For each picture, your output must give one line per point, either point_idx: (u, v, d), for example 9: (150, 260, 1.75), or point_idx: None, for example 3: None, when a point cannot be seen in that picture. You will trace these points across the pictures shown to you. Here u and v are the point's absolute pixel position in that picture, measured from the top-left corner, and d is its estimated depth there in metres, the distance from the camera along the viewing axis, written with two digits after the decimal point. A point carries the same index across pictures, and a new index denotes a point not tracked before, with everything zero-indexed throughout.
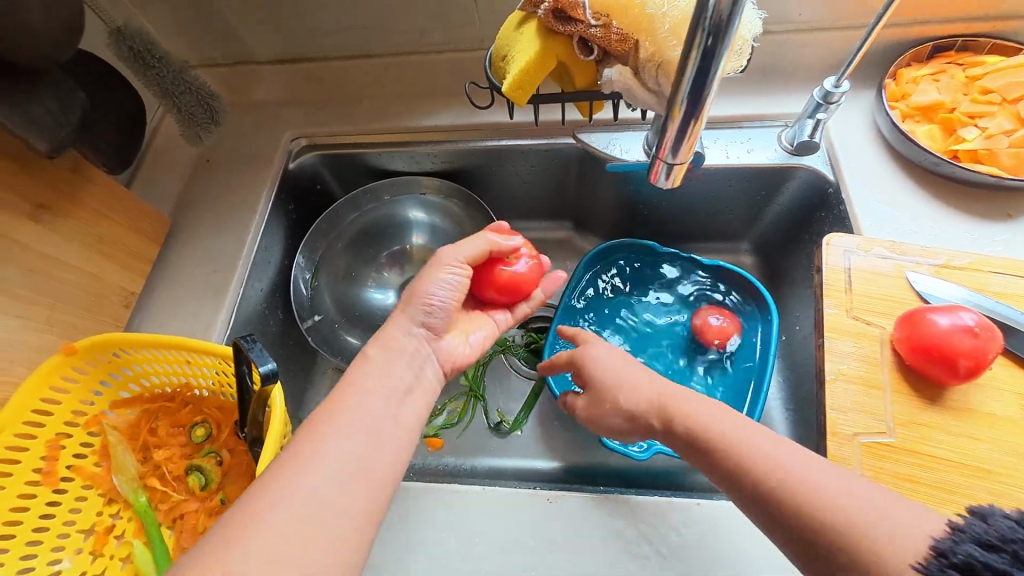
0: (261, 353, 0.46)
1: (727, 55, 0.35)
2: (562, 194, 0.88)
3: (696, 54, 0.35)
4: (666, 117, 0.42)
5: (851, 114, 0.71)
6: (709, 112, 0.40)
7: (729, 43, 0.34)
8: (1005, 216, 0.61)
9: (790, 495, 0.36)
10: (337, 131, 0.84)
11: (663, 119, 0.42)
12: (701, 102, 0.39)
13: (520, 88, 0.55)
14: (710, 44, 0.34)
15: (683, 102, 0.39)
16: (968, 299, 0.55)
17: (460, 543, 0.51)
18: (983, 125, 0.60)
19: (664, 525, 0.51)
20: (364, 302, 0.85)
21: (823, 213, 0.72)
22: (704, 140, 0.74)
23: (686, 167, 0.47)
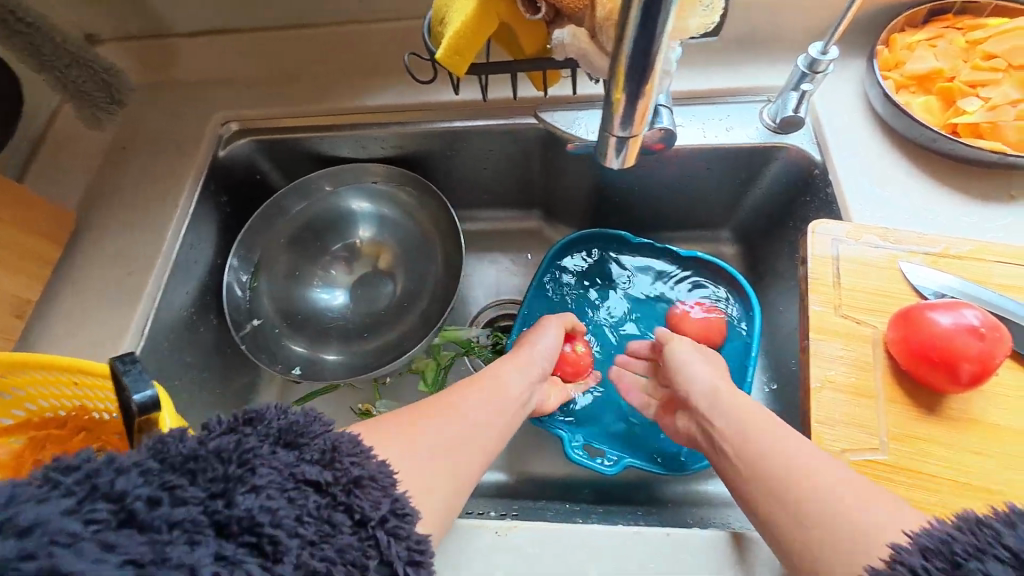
0: (139, 376, 0.40)
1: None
2: (526, 180, 0.80)
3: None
4: (610, 82, 0.34)
5: (839, 86, 0.64)
6: (661, 73, 0.33)
7: None
8: (1007, 198, 0.55)
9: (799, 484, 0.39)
10: (271, 112, 0.75)
11: (606, 85, 0.35)
12: (651, 60, 0.31)
13: (457, 53, 0.47)
14: None
15: (629, 61, 0.31)
16: (969, 291, 0.48)
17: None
18: (985, 95, 0.54)
19: (628, 560, 0.44)
20: (309, 304, 0.77)
21: (809, 197, 0.65)
22: (678, 118, 0.67)
23: (640, 142, 0.40)
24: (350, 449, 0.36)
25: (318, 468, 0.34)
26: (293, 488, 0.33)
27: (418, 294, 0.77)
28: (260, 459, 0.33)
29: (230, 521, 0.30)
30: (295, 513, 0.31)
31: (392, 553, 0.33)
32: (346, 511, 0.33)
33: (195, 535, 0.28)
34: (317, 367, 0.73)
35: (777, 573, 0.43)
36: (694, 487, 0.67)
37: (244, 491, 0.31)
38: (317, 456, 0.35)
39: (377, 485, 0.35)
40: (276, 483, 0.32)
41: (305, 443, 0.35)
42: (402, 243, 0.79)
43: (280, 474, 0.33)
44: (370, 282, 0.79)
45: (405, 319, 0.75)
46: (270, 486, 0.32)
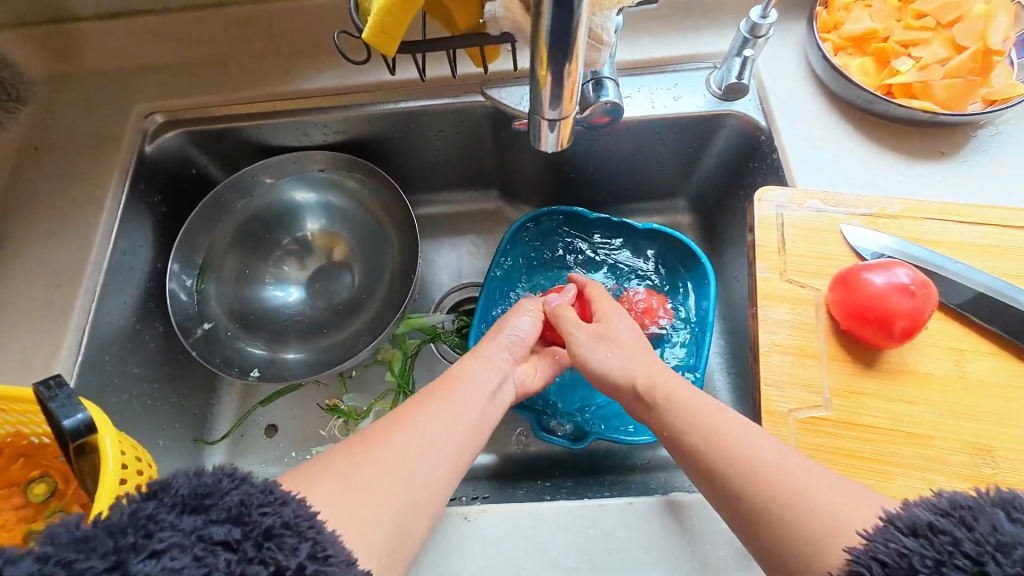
0: (68, 402, 0.38)
1: None
2: (480, 160, 0.78)
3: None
4: (534, 61, 0.33)
5: (782, 49, 0.64)
6: (584, 50, 0.32)
7: None
8: (939, 155, 0.57)
9: (738, 462, 0.39)
10: (199, 101, 0.70)
11: (530, 64, 0.33)
12: (571, 37, 0.30)
13: (384, 32, 0.44)
14: None
15: (549, 40, 0.30)
16: (899, 248, 0.51)
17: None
18: (917, 55, 0.55)
19: (594, 531, 0.46)
20: (262, 303, 0.74)
21: (756, 163, 0.65)
22: (626, 89, 0.66)
23: (573, 123, 0.39)
24: (263, 500, 0.33)
25: (228, 525, 0.31)
26: (200, 548, 0.29)
27: (377, 284, 0.75)
28: (162, 525, 0.30)
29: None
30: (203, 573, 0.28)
31: None
32: (261, 564, 0.30)
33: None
34: (276, 367, 0.71)
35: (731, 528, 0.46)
36: (661, 452, 0.69)
37: (139, 559, 0.28)
38: (225, 514, 0.31)
39: (299, 529, 0.32)
40: (179, 545, 0.29)
41: (210, 502, 0.31)
42: (356, 233, 0.77)
43: (184, 536, 0.29)
44: (326, 275, 0.76)
45: (364, 311, 0.74)
46: (173, 548, 0.29)
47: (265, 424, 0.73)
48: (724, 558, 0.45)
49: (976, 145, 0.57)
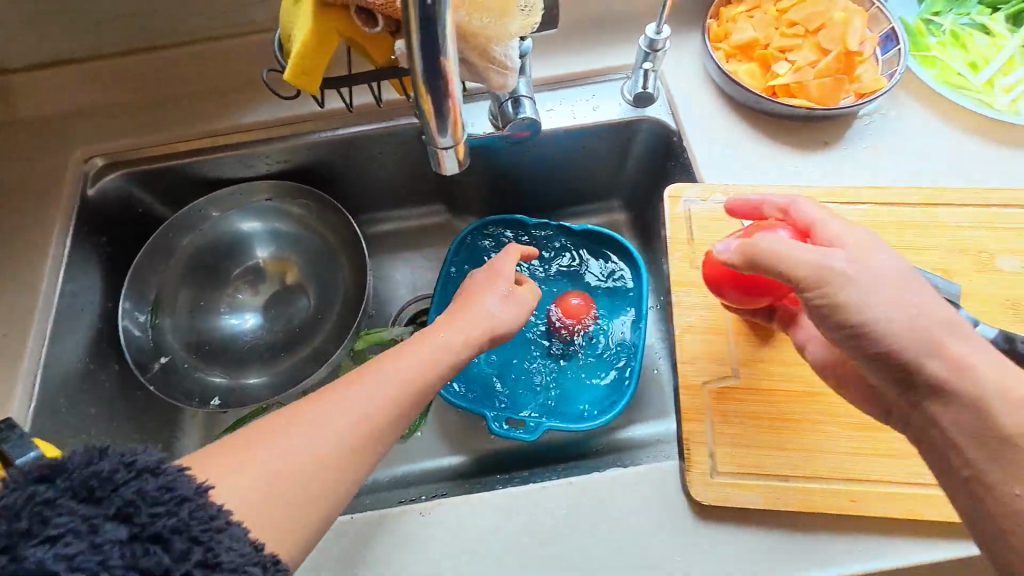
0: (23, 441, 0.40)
1: (450, 11, 0.31)
2: (422, 177, 0.82)
3: (415, 16, 0.30)
4: (416, 95, 0.36)
5: (684, 58, 0.70)
6: (458, 79, 0.35)
7: None
8: (823, 144, 0.64)
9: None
10: (137, 143, 0.72)
11: (414, 99, 0.36)
12: (443, 71, 0.33)
13: (305, 73, 0.47)
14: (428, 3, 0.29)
15: (425, 76, 0.33)
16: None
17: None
18: (792, 59, 0.62)
19: (540, 511, 0.50)
20: (218, 333, 0.76)
21: (672, 162, 0.71)
22: (548, 103, 0.72)
23: (466, 146, 0.42)
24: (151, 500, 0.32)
25: (114, 524, 0.31)
26: (94, 535, 0.30)
27: (331, 304, 0.77)
28: (57, 511, 0.30)
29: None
30: (98, 561, 0.29)
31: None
32: (155, 550, 0.30)
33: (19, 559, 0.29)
34: (237, 393, 0.72)
35: None
36: (614, 437, 0.74)
37: (31, 544, 0.29)
38: (114, 512, 0.31)
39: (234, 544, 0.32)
40: (72, 530, 0.30)
41: (103, 493, 0.31)
42: (307, 255, 0.79)
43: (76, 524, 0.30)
44: (281, 300, 0.79)
45: (320, 332, 0.76)
46: (68, 533, 0.30)
47: None
48: None
49: (853, 133, 0.64)
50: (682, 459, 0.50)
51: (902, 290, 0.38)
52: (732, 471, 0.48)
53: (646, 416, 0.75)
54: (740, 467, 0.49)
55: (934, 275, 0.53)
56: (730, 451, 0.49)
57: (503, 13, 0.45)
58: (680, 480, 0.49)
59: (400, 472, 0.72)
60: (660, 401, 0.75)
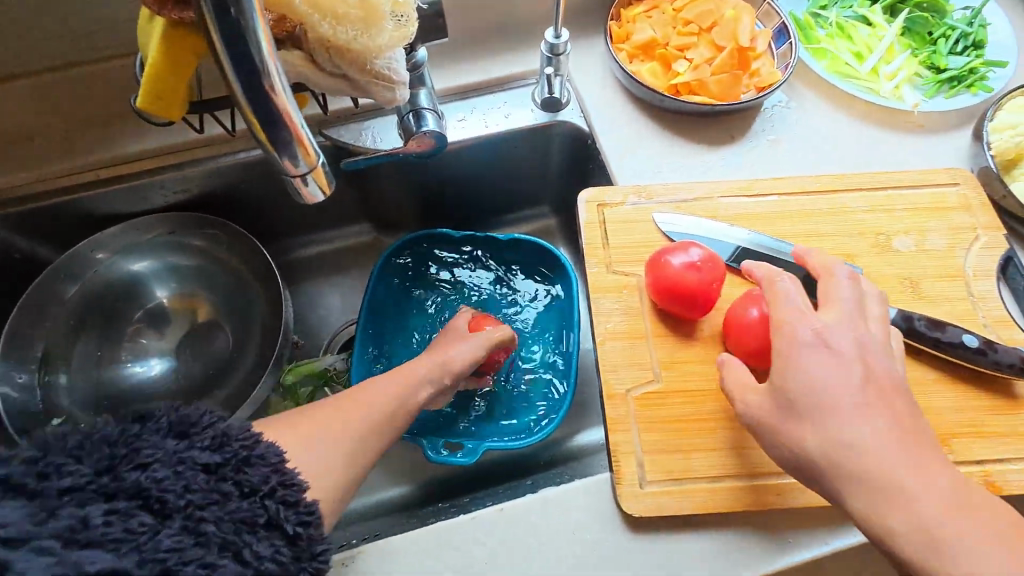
0: None
1: (265, 26, 0.27)
2: (339, 197, 0.78)
3: (214, 26, 0.26)
4: (245, 120, 0.30)
5: (591, 61, 0.70)
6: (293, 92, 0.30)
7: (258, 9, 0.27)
8: (729, 138, 0.65)
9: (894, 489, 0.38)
10: (8, 182, 0.65)
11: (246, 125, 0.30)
12: (266, 82, 0.28)
13: (157, 97, 0.42)
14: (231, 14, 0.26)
15: (242, 90, 0.28)
16: (750, 241, 0.56)
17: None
18: (690, 57, 0.62)
19: (468, 544, 0.46)
20: (120, 384, 0.69)
21: (590, 165, 0.71)
22: (460, 113, 0.70)
23: (331, 172, 0.35)
24: (241, 435, 0.39)
25: (209, 451, 0.37)
26: (182, 466, 0.36)
27: (247, 340, 0.72)
28: (148, 443, 0.36)
29: (119, 492, 0.34)
30: (182, 485, 0.35)
31: (283, 518, 0.37)
32: (237, 484, 0.37)
33: (81, 500, 0.33)
34: None
35: None
36: (558, 448, 0.72)
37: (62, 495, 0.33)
38: (208, 442, 0.37)
39: (266, 461, 0.38)
40: (164, 460, 0.35)
41: (194, 430, 0.37)
42: (218, 290, 0.74)
43: (167, 457, 0.36)
44: (191, 341, 0.73)
45: (236, 371, 0.71)
46: (83, 484, 0.33)
47: None
48: None
49: (756, 126, 0.65)
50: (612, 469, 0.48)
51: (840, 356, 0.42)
52: (660, 479, 0.47)
53: (590, 421, 0.74)
54: (668, 474, 0.48)
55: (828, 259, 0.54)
56: (658, 458, 0.48)
57: (370, 23, 0.42)
58: (612, 491, 0.48)
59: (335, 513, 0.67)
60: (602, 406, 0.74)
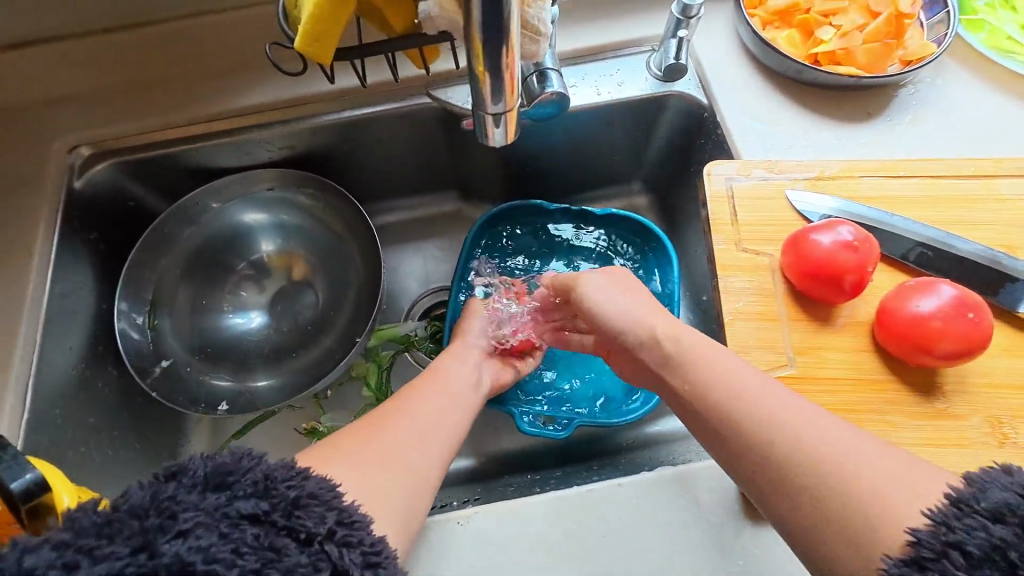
0: (14, 464, 0.35)
1: None
2: (434, 162, 0.77)
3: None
4: (469, 56, 0.33)
5: (713, 29, 0.66)
6: (518, 38, 0.32)
7: None
8: (866, 116, 0.60)
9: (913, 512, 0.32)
10: (126, 128, 0.66)
11: (467, 59, 0.33)
12: (504, 23, 0.30)
13: (316, 41, 0.43)
14: None
15: (482, 28, 0.30)
16: (844, 210, 0.53)
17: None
18: (837, 23, 0.57)
19: (587, 516, 0.47)
20: (222, 333, 0.71)
21: (703, 139, 0.67)
22: (570, 79, 0.67)
23: (518, 117, 0.39)
24: (286, 474, 0.33)
25: (252, 500, 0.31)
26: (227, 525, 0.30)
27: (342, 299, 0.73)
28: (184, 505, 0.30)
29: (164, 566, 0.28)
30: (232, 548, 0.29)
31: (348, 561, 0.31)
32: (290, 533, 0.31)
33: (154, 539, 0.29)
34: (245, 397, 0.68)
35: (716, 493, 0.47)
36: (645, 430, 0.70)
37: (166, 540, 0.29)
38: (251, 489, 0.32)
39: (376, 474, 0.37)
40: (205, 524, 0.30)
41: (233, 480, 0.32)
42: (315, 249, 0.75)
43: (208, 515, 0.30)
44: (288, 296, 0.74)
45: (331, 329, 0.72)
46: (197, 527, 0.29)
47: None
48: (713, 523, 0.46)
49: (898, 104, 0.60)
50: None
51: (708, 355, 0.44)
52: None
53: None
54: None
55: (958, 240, 0.51)
56: None
57: None
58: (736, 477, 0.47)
59: None
60: None
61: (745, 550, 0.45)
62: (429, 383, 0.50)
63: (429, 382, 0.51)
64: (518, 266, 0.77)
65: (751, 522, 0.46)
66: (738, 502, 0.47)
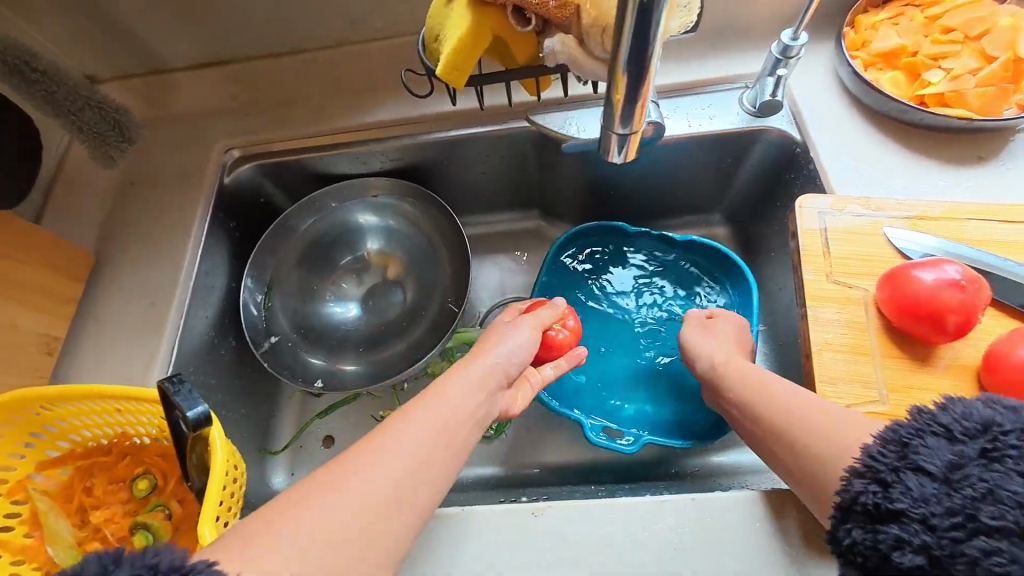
0: (189, 396, 0.42)
1: (666, 10, 0.31)
2: (523, 180, 0.82)
3: (634, 7, 0.31)
4: (610, 85, 0.38)
5: (811, 70, 0.67)
6: (657, 73, 0.36)
7: None
8: (976, 159, 0.59)
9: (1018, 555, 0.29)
10: (271, 137, 0.77)
11: (607, 89, 0.38)
12: (647, 65, 0.35)
13: (455, 70, 0.50)
14: None
15: (625, 69, 0.35)
16: (974, 258, 0.51)
17: None
18: (948, 66, 0.57)
19: (658, 526, 0.48)
20: (323, 319, 0.79)
21: (793, 174, 0.68)
22: (663, 110, 0.70)
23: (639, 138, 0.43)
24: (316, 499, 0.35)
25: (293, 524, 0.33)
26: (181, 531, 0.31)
27: (428, 300, 0.79)
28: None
29: None
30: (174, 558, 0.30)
31: None
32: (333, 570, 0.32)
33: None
34: (337, 378, 0.75)
35: (792, 524, 0.47)
36: (712, 459, 0.69)
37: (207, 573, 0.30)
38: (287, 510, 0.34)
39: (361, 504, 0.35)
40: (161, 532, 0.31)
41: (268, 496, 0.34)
42: (408, 252, 0.82)
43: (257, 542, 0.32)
44: (381, 292, 0.81)
45: (417, 326, 0.78)
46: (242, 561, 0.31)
47: (323, 435, 0.77)
48: (788, 553, 0.46)
49: (1014, 149, 0.58)
50: None
51: (755, 386, 0.50)
52: None
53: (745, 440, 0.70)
54: None
55: None
56: None
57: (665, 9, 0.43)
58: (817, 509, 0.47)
59: (488, 472, 0.71)
60: None
61: None
62: (438, 397, 0.45)
63: (409, 412, 0.42)
64: (592, 288, 0.80)
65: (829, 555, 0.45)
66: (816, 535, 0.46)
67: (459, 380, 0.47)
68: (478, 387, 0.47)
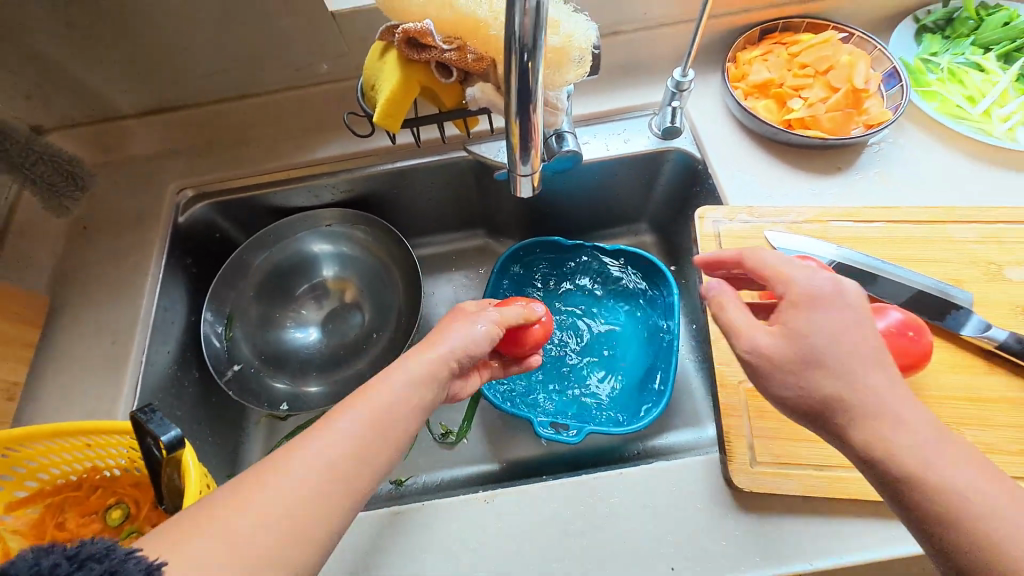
0: (162, 422, 0.47)
1: (541, 71, 0.40)
2: (467, 203, 0.90)
3: (516, 71, 0.39)
4: (508, 132, 0.46)
5: (704, 99, 0.79)
6: (541, 120, 0.45)
7: (541, 59, 0.39)
8: (837, 169, 0.71)
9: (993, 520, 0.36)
10: (224, 176, 0.82)
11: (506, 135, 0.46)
12: (531, 113, 0.43)
13: (390, 116, 0.57)
14: (526, 61, 0.38)
15: (516, 116, 0.43)
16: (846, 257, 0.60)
17: (361, 556, 0.52)
18: (805, 95, 0.70)
19: (594, 500, 0.55)
20: (285, 344, 0.83)
21: (698, 187, 0.78)
22: (583, 137, 0.80)
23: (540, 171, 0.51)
24: None
25: None
26: None
27: (384, 320, 0.85)
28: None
29: None
30: None
31: None
32: None
33: None
34: (301, 399, 0.79)
35: (704, 485, 0.55)
36: (652, 442, 0.78)
37: None
38: None
39: None
40: None
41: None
42: (363, 275, 0.88)
43: None
44: (340, 315, 0.86)
45: (375, 345, 0.83)
46: None
47: None
48: (701, 508, 0.54)
49: (864, 160, 0.71)
50: (724, 450, 0.57)
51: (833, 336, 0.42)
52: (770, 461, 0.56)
53: (678, 423, 0.79)
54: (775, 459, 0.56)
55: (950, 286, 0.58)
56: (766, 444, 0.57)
57: (561, 64, 0.53)
58: (722, 469, 0.56)
59: (451, 473, 0.77)
60: (692, 409, 0.80)
61: (731, 531, 0.53)
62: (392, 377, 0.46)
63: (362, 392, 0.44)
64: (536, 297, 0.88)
65: (734, 505, 0.54)
66: (723, 491, 0.55)
67: (403, 371, 0.46)
68: (434, 366, 0.48)
